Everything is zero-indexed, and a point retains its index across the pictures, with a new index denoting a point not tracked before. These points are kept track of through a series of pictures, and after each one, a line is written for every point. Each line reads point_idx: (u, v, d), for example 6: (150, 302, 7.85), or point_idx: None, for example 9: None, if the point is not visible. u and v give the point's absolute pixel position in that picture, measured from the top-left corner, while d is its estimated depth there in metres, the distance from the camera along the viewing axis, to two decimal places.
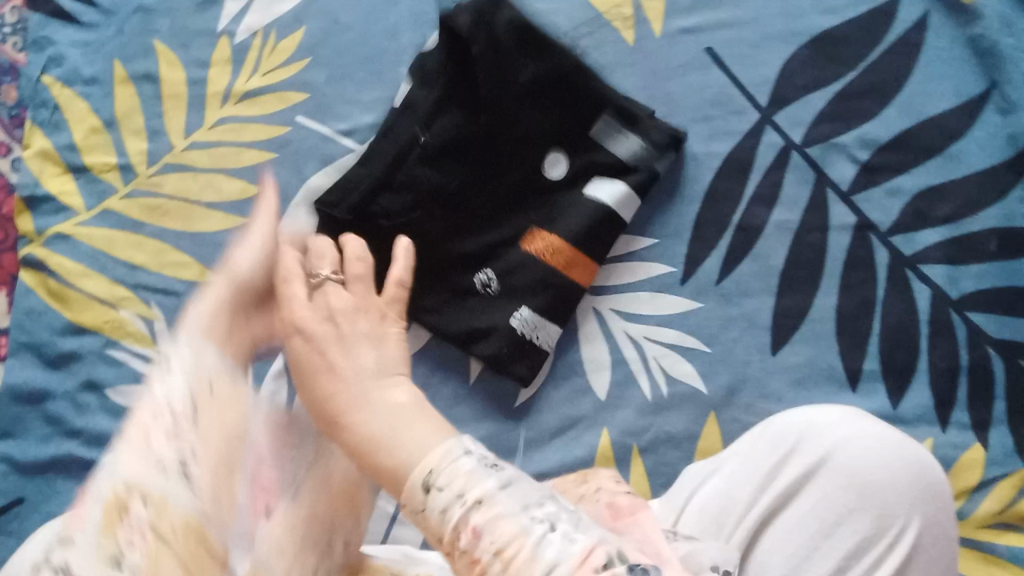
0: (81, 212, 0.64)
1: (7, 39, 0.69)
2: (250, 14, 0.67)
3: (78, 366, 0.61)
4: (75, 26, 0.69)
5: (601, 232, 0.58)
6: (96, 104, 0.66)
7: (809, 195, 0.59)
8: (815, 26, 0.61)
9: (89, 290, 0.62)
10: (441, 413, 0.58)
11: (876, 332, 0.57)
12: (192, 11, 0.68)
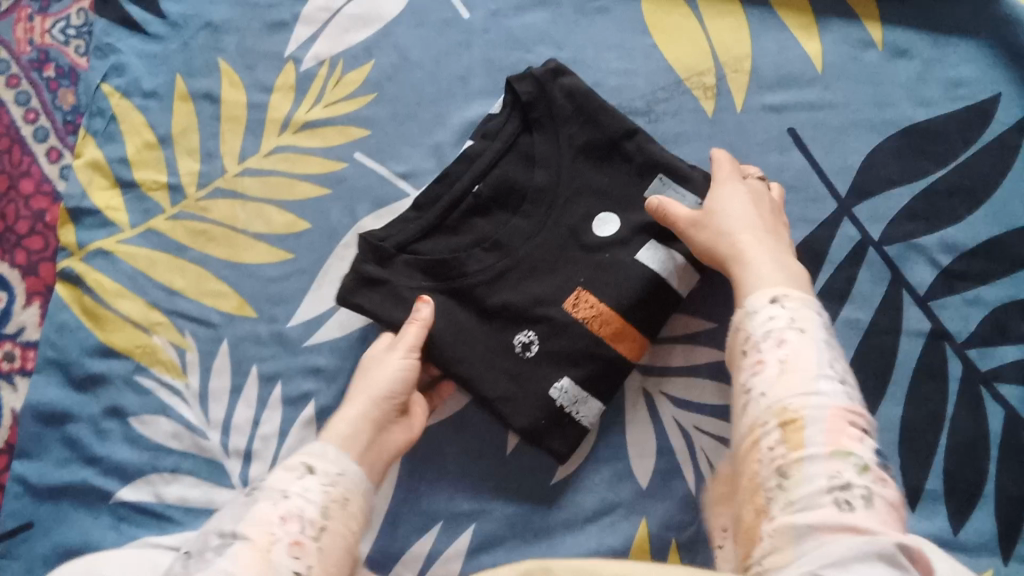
0: (124, 229, 0.62)
1: (71, 42, 0.68)
2: (319, 42, 0.65)
3: (104, 390, 0.59)
4: (140, 36, 0.67)
5: (646, 296, 0.53)
6: (152, 118, 0.65)
7: (882, 294, 0.55)
8: (907, 119, 0.58)
9: (124, 312, 0.60)
10: (469, 482, 0.55)
11: (941, 449, 0.52)
12: (259, 33, 0.66)
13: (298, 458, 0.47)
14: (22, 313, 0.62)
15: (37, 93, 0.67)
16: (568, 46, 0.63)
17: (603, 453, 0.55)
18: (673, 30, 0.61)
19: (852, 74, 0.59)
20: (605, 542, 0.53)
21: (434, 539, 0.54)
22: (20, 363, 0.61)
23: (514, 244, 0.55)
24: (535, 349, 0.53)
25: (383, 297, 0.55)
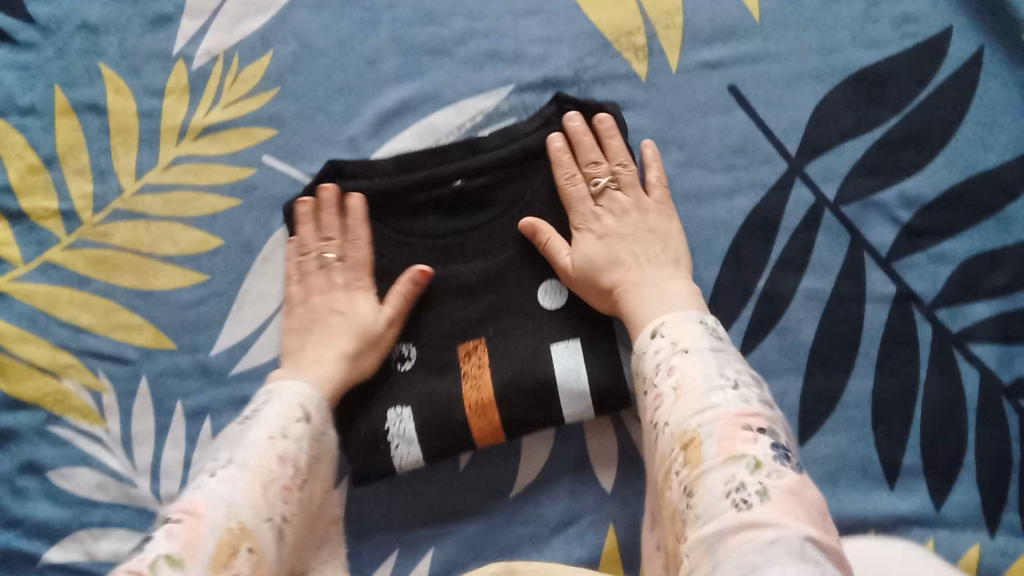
0: (18, 266, 0.57)
1: None
2: (209, 35, 0.59)
3: (17, 445, 0.54)
4: (10, 46, 0.60)
5: (530, 383, 0.50)
6: (34, 138, 0.58)
7: (843, 259, 0.51)
8: (855, 63, 0.53)
9: (28, 357, 0.55)
10: (424, 505, 0.51)
11: (917, 420, 0.49)
12: (142, 31, 0.59)
13: (291, 401, 0.45)
14: None
15: None
16: (484, 15, 0.57)
17: (562, 461, 0.51)
18: None
19: (795, 19, 0.54)
20: (573, 555, 0.49)
21: (390, 572, 0.50)
22: None
23: (463, 255, 0.53)
24: (410, 366, 0.52)
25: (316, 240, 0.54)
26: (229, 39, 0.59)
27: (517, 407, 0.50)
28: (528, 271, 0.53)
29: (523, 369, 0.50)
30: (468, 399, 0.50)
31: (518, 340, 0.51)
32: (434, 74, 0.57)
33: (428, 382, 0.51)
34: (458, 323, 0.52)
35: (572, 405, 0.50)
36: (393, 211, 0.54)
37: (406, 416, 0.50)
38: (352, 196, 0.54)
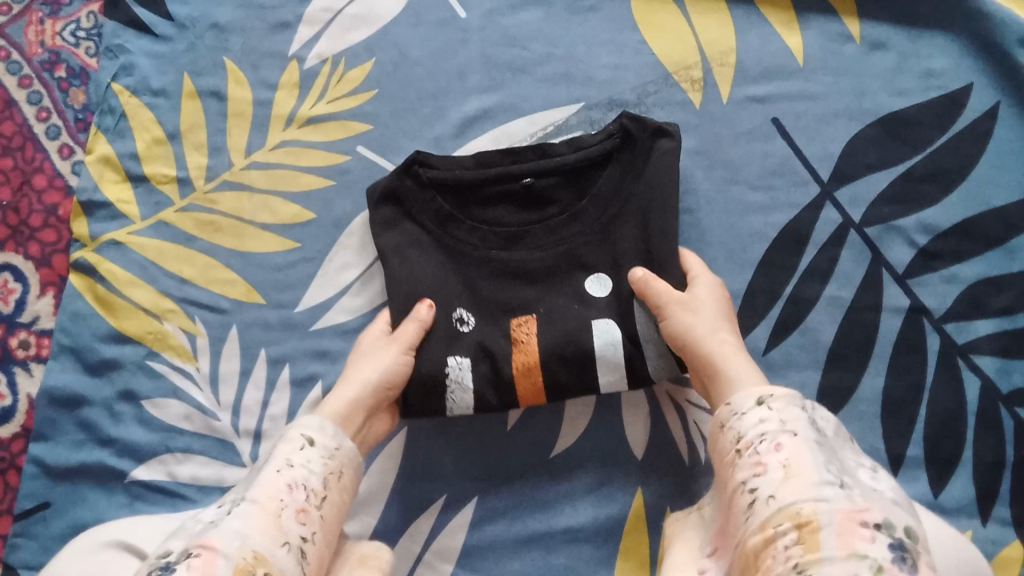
0: (136, 221, 0.65)
1: (81, 44, 0.70)
2: (322, 41, 0.68)
3: (117, 374, 0.61)
4: (149, 37, 0.69)
5: (574, 352, 0.55)
6: (162, 116, 0.67)
7: (863, 273, 0.58)
8: (883, 108, 0.61)
9: (135, 300, 0.63)
10: (472, 458, 0.57)
11: (921, 418, 0.55)
12: (263, 33, 0.69)
13: (296, 432, 0.49)
14: (36, 304, 0.64)
15: (49, 92, 0.69)
16: (562, 42, 0.65)
17: (597, 428, 0.57)
18: (661, 27, 0.64)
19: (832, 66, 0.62)
20: (603, 512, 0.56)
21: (437, 514, 0.56)
22: (36, 350, 0.63)
23: (525, 245, 0.58)
24: (469, 328, 0.56)
25: (395, 213, 0.59)
26: (339, 44, 0.68)
27: (559, 369, 0.56)
28: (581, 263, 0.58)
29: (569, 340, 0.56)
30: (514, 361, 0.56)
31: (567, 318, 0.56)
32: (514, 88, 0.65)
33: (485, 339, 0.56)
34: (516, 300, 0.57)
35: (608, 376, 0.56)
36: (471, 199, 0.59)
37: (465, 365, 0.55)
38: (433, 181, 0.58)
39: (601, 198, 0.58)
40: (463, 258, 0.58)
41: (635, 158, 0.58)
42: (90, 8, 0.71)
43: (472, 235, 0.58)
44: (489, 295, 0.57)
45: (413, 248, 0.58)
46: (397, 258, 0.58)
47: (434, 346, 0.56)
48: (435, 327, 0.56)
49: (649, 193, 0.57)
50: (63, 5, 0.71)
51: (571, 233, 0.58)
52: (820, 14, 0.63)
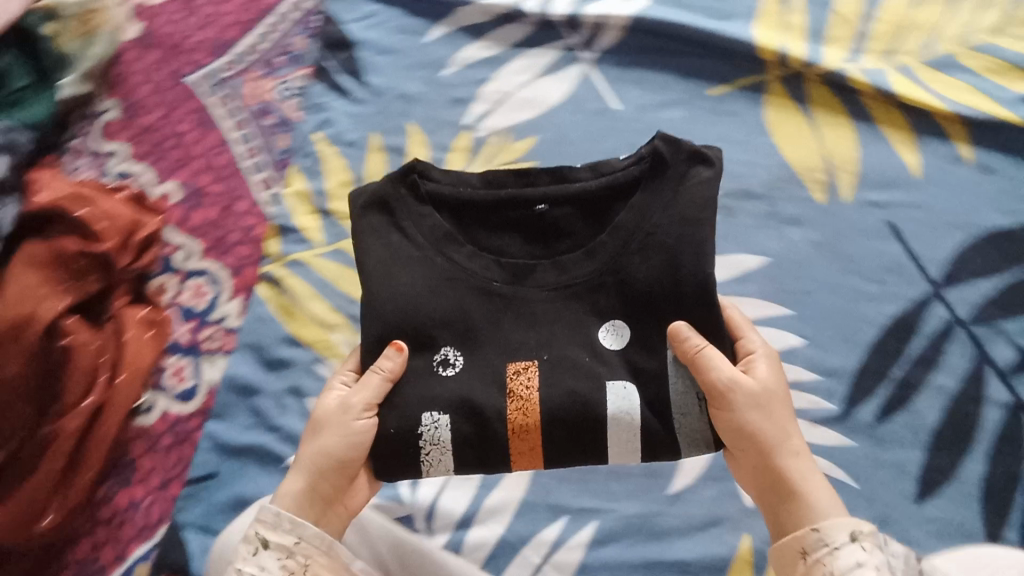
0: (318, 246, 0.75)
1: (290, 99, 0.84)
2: (494, 116, 0.79)
3: (287, 372, 0.70)
4: (347, 100, 0.83)
5: (575, 415, 0.54)
6: (351, 163, 0.79)
7: (967, 365, 0.64)
8: (990, 224, 0.68)
9: (311, 311, 0.72)
10: (595, 484, 0.63)
11: (1019, 505, 0.59)
12: (443, 105, 0.81)
13: (253, 532, 0.54)
14: (226, 305, 0.74)
15: (259, 134, 0.82)
16: (701, 138, 0.75)
17: (713, 473, 0.63)
18: (792, 136, 0.74)
19: (945, 183, 0.70)
20: (713, 548, 0.60)
21: (559, 530, 0.61)
22: (221, 344, 0.72)
23: (533, 282, 0.56)
24: (455, 371, 0.55)
25: (385, 224, 0.57)
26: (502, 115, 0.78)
27: (559, 430, 0.54)
28: (594, 308, 0.56)
29: (570, 400, 0.54)
30: (513, 421, 0.54)
31: (565, 370, 0.55)
32: None
33: (468, 386, 0.55)
34: (515, 343, 0.56)
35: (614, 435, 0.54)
36: (476, 219, 0.57)
37: (442, 422, 0.54)
38: (433, 198, 0.57)
39: (623, 231, 0.55)
40: (453, 292, 0.56)
41: (664, 184, 0.54)
42: (300, 72, 0.85)
43: (465, 264, 0.56)
44: (480, 336, 0.56)
45: (405, 277, 0.56)
46: (385, 297, 0.55)
47: (424, 382, 0.55)
48: (419, 366, 0.56)
49: (670, 237, 0.54)
50: (279, 67, 0.85)
51: (585, 271, 0.56)
52: (936, 139, 0.72)
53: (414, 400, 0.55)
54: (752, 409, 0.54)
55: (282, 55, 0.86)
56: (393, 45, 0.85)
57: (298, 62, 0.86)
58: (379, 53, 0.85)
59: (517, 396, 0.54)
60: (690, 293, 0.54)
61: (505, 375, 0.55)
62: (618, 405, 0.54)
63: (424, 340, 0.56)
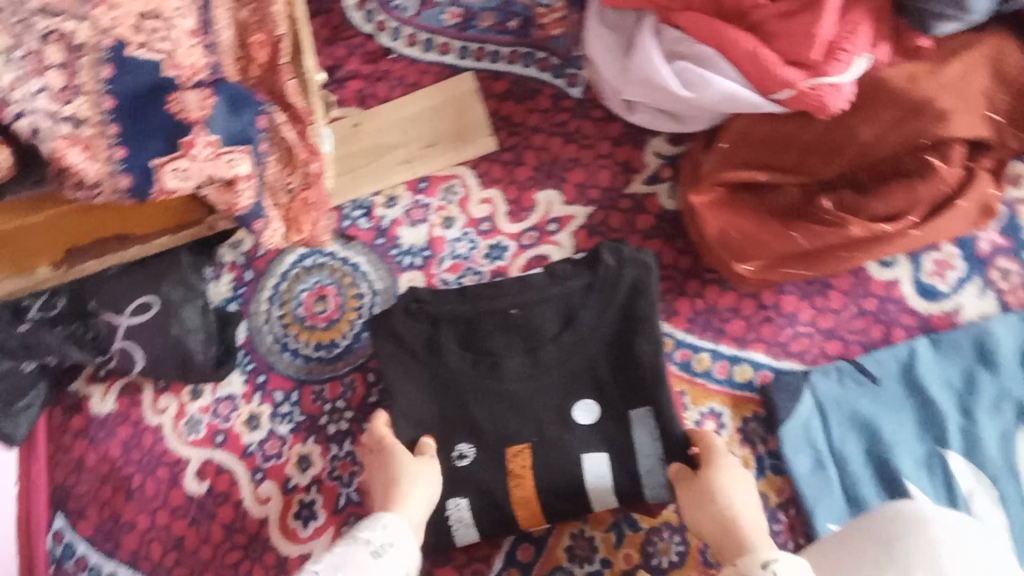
0: (857, 363, 0.90)
1: (1009, 276, 0.90)
2: (984, 301, 0.90)
3: (746, 418, 0.92)
4: (991, 295, 0.90)
5: (571, 491, 0.90)
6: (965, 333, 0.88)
7: None
8: None
9: (712, 398, 0.93)
10: None
11: None
12: (974, 296, 0.90)
13: (394, 543, 0.74)
14: (713, 359, 0.94)
15: (931, 272, 0.92)
16: None
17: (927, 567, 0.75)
18: None
19: None
20: None
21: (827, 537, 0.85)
22: (692, 379, 0.94)
23: (508, 377, 0.93)
24: (465, 458, 0.91)
25: (395, 347, 0.95)
26: (959, 313, 0.90)
27: (542, 498, 0.90)
28: (565, 401, 0.92)
29: (569, 481, 0.90)
30: (517, 494, 0.90)
31: (558, 456, 0.90)
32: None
33: (478, 472, 0.91)
34: (511, 434, 0.91)
35: (601, 501, 0.90)
36: (463, 329, 0.95)
37: (461, 506, 0.91)
38: (427, 314, 0.95)
39: (561, 343, 0.92)
40: (461, 402, 0.93)
41: (613, 306, 0.92)
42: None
43: (460, 363, 0.94)
44: (477, 427, 0.92)
45: (409, 383, 0.94)
46: (399, 393, 0.94)
47: (455, 463, 0.91)
48: (446, 458, 0.92)
49: (598, 331, 0.92)
50: None
51: (540, 378, 0.93)
52: None
53: (448, 469, 0.91)
54: (691, 498, 0.82)
55: None
56: None
57: None
58: None
59: (521, 479, 0.90)
60: (637, 388, 0.90)
61: (506, 459, 0.91)
62: (596, 475, 0.90)
63: (444, 413, 0.93)
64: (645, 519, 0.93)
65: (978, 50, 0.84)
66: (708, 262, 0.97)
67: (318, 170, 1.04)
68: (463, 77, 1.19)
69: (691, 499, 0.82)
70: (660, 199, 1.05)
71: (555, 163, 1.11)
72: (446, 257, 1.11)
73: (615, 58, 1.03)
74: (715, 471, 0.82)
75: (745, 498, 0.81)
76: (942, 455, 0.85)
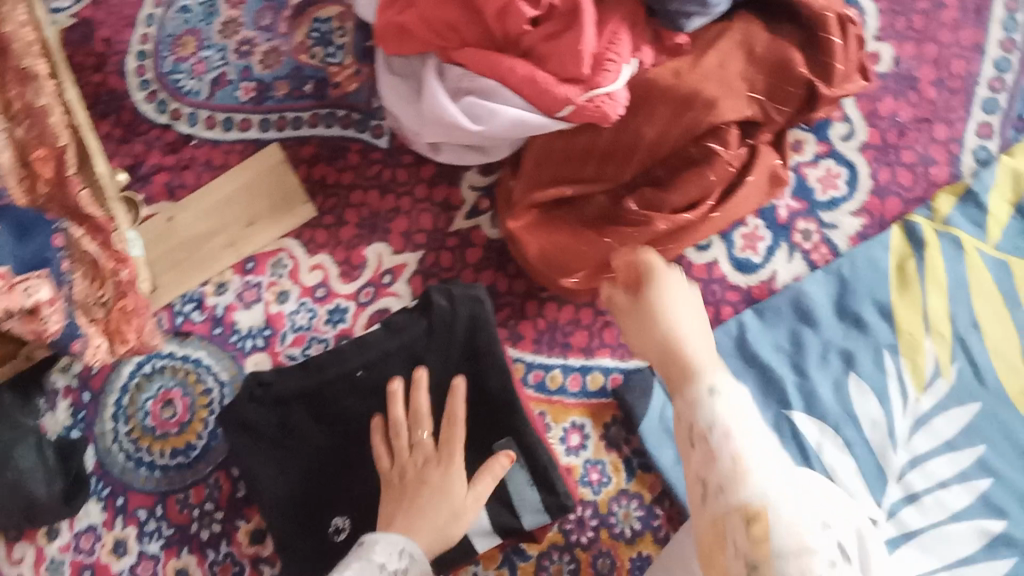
0: None
1: (809, 234, 0.95)
2: (795, 263, 0.95)
3: (608, 425, 0.95)
4: (799, 257, 0.95)
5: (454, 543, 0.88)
6: (785, 298, 0.92)
7: None
8: None
9: (572, 414, 0.96)
10: None
11: None
12: (785, 261, 0.95)
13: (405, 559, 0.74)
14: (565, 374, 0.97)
15: (743, 246, 0.96)
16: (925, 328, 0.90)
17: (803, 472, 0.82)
18: (991, 332, 0.90)
19: None
20: None
21: None
22: (547, 400, 0.96)
23: (369, 441, 0.92)
24: (342, 530, 0.89)
25: (247, 437, 0.92)
26: (775, 280, 0.95)
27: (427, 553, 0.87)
28: None
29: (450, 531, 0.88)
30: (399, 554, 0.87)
31: None
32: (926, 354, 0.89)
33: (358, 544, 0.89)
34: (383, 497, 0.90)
35: (484, 541, 0.87)
36: (314, 403, 0.93)
37: None
38: (271, 397, 0.92)
39: (414, 394, 0.92)
40: (330, 478, 0.92)
41: (456, 344, 0.93)
42: (835, 199, 0.96)
43: (319, 437, 0.92)
44: (350, 499, 0.91)
45: (271, 472, 0.91)
46: (263, 486, 0.91)
47: (333, 541, 0.89)
48: (325, 537, 0.90)
49: (448, 373, 0.92)
50: (836, 199, 0.96)
51: None
52: None
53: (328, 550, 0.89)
54: (633, 323, 0.71)
55: (826, 180, 0.96)
56: (833, 197, 0.96)
57: (846, 192, 0.96)
58: (828, 211, 0.96)
59: None
60: (496, 420, 0.91)
61: None
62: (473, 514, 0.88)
63: (315, 493, 0.91)
64: (533, 548, 0.91)
65: (729, 39, 0.89)
66: (540, 283, 0.98)
67: (129, 276, 1.00)
68: (270, 149, 1.17)
69: (628, 310, 0.73)
70: (484, 229, 1.07)
71: (376, 216, 1.11)
72: (289, 332, 1.09)
73: (411, 106, 1.04)
74: (653, 258, 0.74)
75: (689, 306, 0.71)
76: (788, 416, 0.88)
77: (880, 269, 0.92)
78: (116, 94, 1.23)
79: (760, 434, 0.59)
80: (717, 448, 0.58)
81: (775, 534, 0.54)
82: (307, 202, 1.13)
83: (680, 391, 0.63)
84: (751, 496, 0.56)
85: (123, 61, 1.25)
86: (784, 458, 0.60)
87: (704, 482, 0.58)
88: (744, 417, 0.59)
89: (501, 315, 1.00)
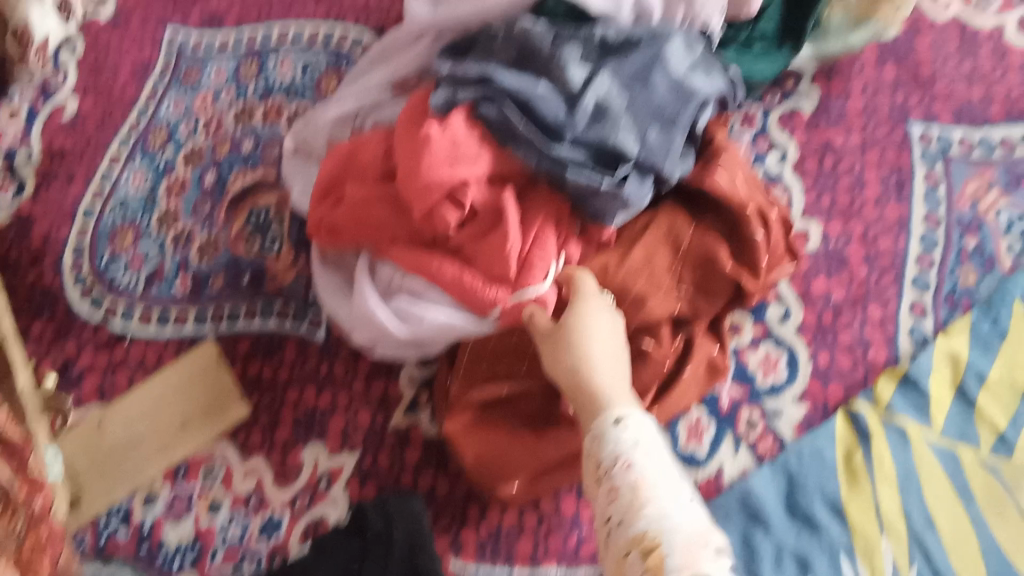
0: None
1: (755, 424, 0.94)
2: (742, 455, 0.92)
3: None
4: (746, 449, 0.93)
5: None
6: (737, 494, 0.90)
7: None
8: None
9: None
10: None
11: None
12: (732, 453, 0.93)
13: None
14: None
15: (689, 438, 0.93)
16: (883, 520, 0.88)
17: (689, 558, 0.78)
18: (946, 517, 0.89)
19: None
20: None
21: None
22: None
23: None
24: None
25: None
26: (722, 475, 0.92)
27: None
28: None
29: None
30: None
31: None
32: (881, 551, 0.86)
33: None
34: None
35: None
36: None
37: None
38: None
39: None
40: None
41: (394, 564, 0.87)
42: (778, 382, 0.96)
43: None
44: None
45: None
46: None
47: None
48: None
49: None
50: (778, 383, 0.95)
51: None
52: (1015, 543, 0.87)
53: None
54: (550, 348, 0.83)
55: (766, 365, 0.96)
56: (775, 383, 0.96)
57: (787, 376, 0.96)
58: (772, 397, 0.95)
59: None
60: None
61: None
62: None
63: None
64: None
65: (655, 231, 0.90)
66: (485, 485, 0.93)
67: (42, 505, 0.94)
68: (205, 345, 1.14)
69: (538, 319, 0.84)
70: (423, 426, 1.04)
71: (313, 415, 1.07)
72: (217, 549, 1.02)
73: (344, 302, 1.01)
74: (577, 303, 0.84)
75: (606, 327, 0.82)
76: None
77: (826, 461, 0.91)
78: (50, 289, 1.20)
79: (661, 475, 0.70)
80: (619, 479, 0.70)
81: (668, 561, 0.64)
82: (241, 401, 1.09)
83: (584, 407, 0.77)
84: (646, 525, 0.67)
85: (60, 257, 1.22)
86: (687, 498, 0.70)
87: (609, 517, 0.70)
88: (646, 456, 0.71)
89: (442, 521, 0.97)
